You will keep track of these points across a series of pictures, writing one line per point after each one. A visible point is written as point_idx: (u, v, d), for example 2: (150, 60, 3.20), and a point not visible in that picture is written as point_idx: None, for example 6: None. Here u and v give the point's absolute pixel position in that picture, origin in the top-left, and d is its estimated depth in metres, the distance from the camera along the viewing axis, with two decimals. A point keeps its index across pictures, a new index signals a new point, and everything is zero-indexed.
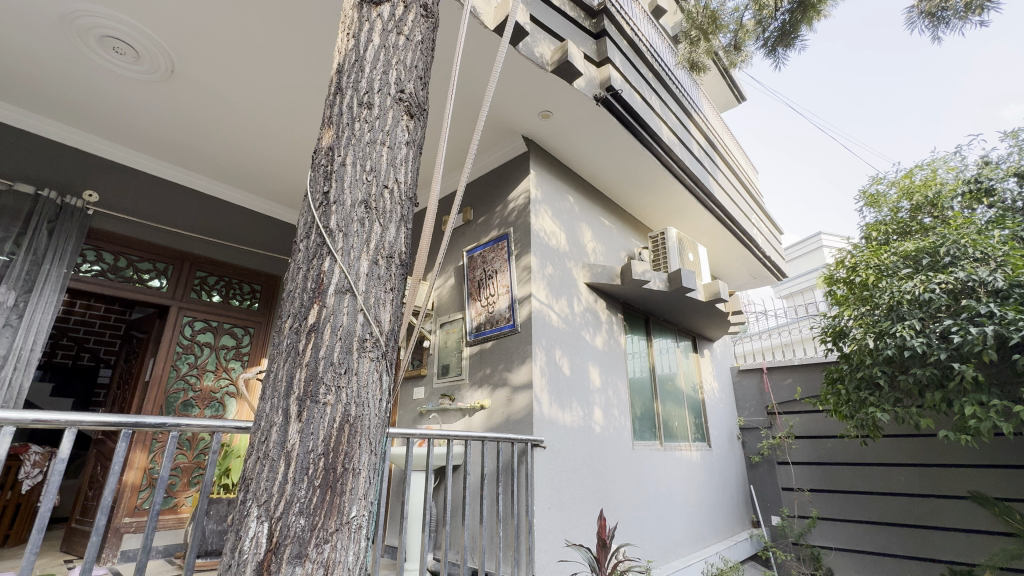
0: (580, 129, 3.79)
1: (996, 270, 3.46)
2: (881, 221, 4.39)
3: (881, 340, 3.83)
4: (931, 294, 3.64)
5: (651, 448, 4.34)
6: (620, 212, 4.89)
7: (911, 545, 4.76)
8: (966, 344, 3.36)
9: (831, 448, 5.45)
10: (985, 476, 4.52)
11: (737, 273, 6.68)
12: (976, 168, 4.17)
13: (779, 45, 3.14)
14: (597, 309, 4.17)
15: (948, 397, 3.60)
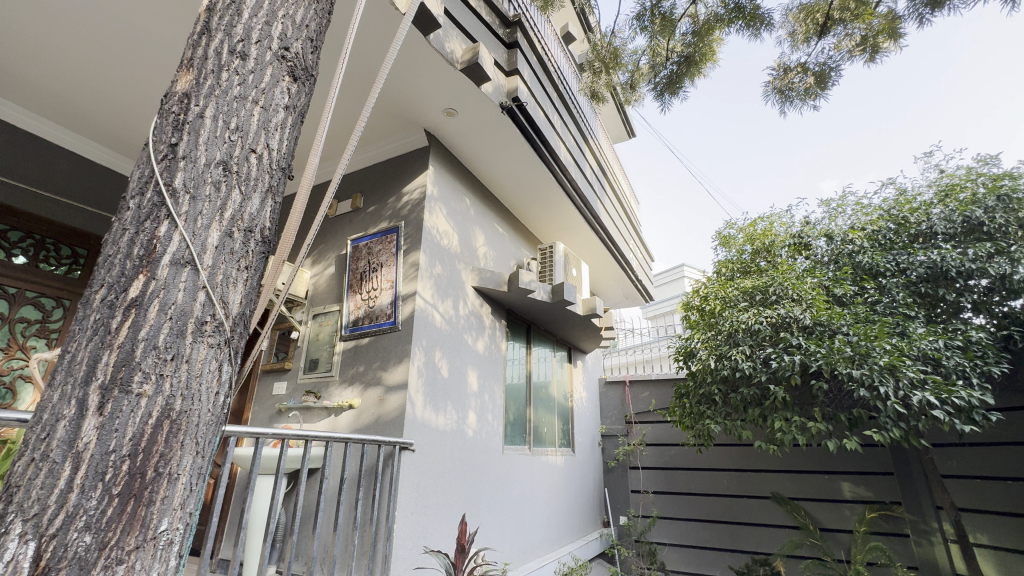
0: (482, 133, 3.80)
1: (806, 309, 4.19)
2: (729, 260, 5.13)
3: (720, 361, 4.45)
4: (759, 325, 4.30)
5: (520, 452, 4.47)
6: (514, 221, 5.01)
7: (726, 539, 5.55)
8: (781, 368, 4.03)
9: (674, 455, 6.14)
10: (784, 479, 5.47)
11: (613, 292, 7.24)
12: (800, 226, 5.03)
13: (667, 91, 3.47)
14: (482, 313, 4.20)
15: (764, 414, 4.27)
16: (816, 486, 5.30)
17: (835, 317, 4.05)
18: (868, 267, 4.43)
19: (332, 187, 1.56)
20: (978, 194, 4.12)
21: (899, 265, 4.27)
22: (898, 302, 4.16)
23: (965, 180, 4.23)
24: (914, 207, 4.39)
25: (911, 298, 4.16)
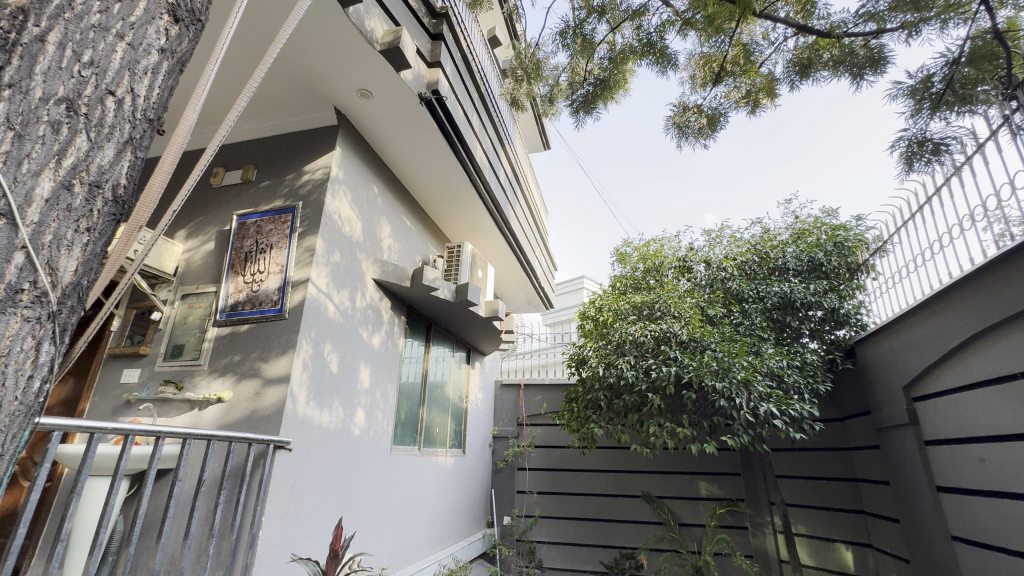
0: (398, 122, 3.66)
1: (683, 325, 4.64)
2: (623, 275, 5.58)
3: (607, 369, 4.75)
4: (644, 337, 4.66)
5: (409, 452, 4.34)
6: (422, 216, 4.89)
7: (599, 536, 5.94)
8: (659, 378, 4.41)
9: (559, 457, 6.43)
10: (653, 480, 5.98)
11: (515, 296, 7.39)
12: (685, 251, 5.58)
13: (581, 109, 3.63)
14: (381, 307, 4.02)
15: (642, 419, 4.64)
16: (678, 485, 5.88)
17: (705, 334, 4.51)
18: (736, 292, 5.05)
19: (209, 153, 1.41)
20: (821, 238, 4.80)
21: (758, 293, 4.91)
22: (755, 326, 4.79)
23: (815, 227, 4.90)
24: (774, 244, 5.06)
25: (766, 322, 4.81)
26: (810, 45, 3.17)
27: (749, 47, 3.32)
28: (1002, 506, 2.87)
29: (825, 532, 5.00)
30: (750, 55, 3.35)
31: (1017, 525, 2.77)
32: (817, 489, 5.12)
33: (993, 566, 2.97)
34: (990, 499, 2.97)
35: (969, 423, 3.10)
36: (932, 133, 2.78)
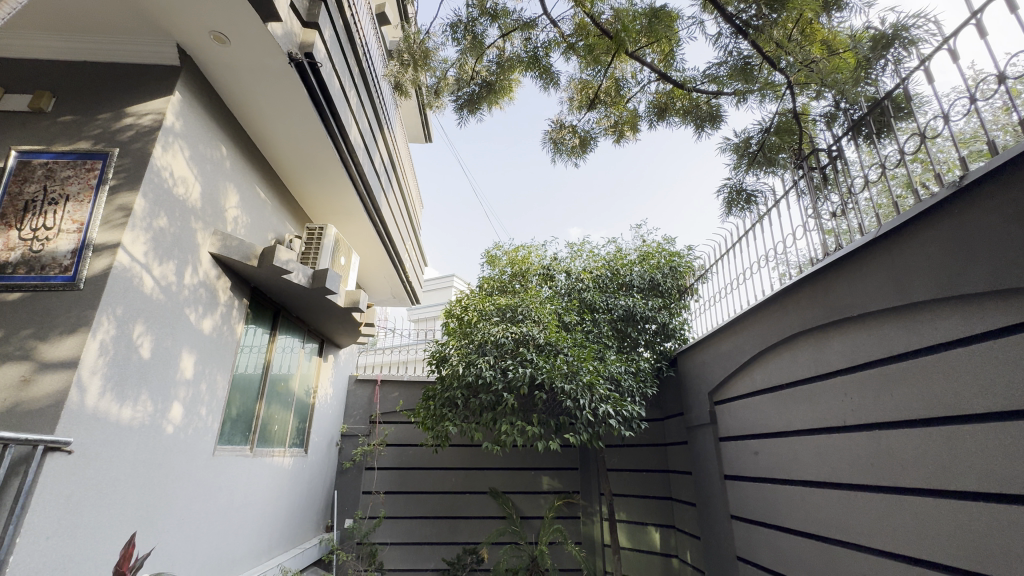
0: (260, 78, 3.21)
1: (540, 329, 4.91)
2: (492, 277, 5.75)
3: (468, 367, 4.82)
4: (504, 339, 4.82)
5: (237, 453, 3.83)
6: (281, 189, 4.39)
7: (444, 533, 5.98)
8: (514, 379, 4.60)
9: (411, 455, 6.30)
10: (500, 476, 6.21)
11: (380, 288, 7.06)
12: (550, 259, 5.94)
13: (466, 107, 3.64)
14: (217, 287, 3.49)
15: (496, 418, 4.80)
16: (523, 481, 6.20)
17: (560, 339, 4.81)
18: (589, 302, 5.50)
19: None
20: (661, 262, 5.52)
21: (608, 304, 5.42)
22: (603, 334, 5.28)
23: (657, 251, 5.60)
24: (624, 262, 5.67)
25: (611, 331, 5.34)
26: (667, 91, 3.58)
27: (621, 82, 3.66)
28: (766, 489, 3.60)
29: (641, 517, 5.73)
30: (621, 89, 3.70)
31: (774, 504, 3.50)
32: (637, 479, 5.84)
33: (757, 537, 3.71)
34: (760, 484, 3.70)
35: (750, 423, 3.84)
36: (746, 185, 3.41)
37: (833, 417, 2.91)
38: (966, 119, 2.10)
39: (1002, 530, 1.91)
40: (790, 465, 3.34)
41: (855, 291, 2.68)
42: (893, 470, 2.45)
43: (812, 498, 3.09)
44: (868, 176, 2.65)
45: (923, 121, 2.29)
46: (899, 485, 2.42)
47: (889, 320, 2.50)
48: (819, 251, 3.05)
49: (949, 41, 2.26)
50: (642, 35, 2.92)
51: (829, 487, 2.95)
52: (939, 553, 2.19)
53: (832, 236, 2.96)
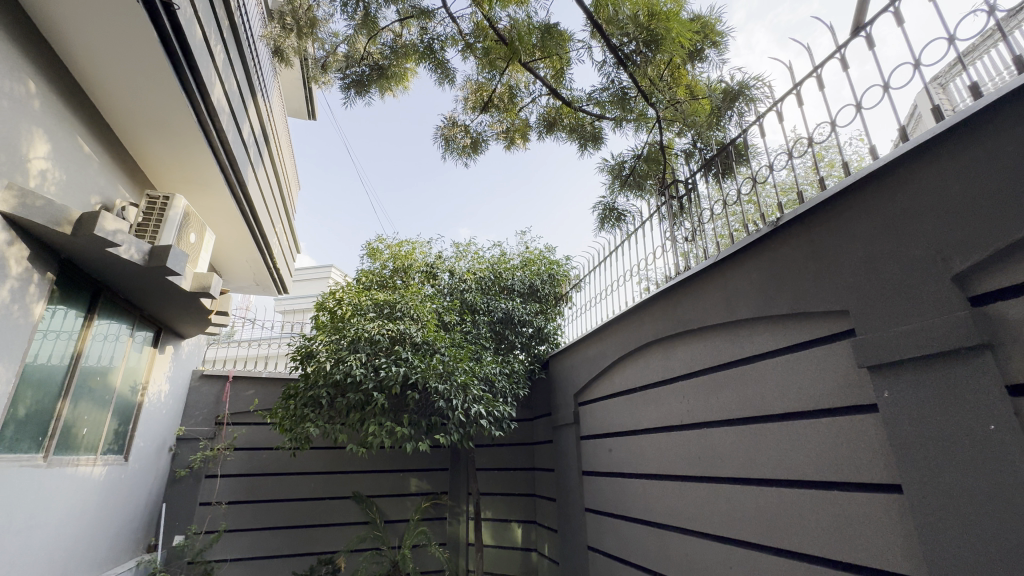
0: (91, 7, 2.63)
1: (418, 328, 4.77)
2: (371, 271, 5.47)
3: (336, 365, 4.51)
4: (379, 336, 4.60)
5: (23, 464, 3.08)
6: (112, 145, 3.66)
7: (297, 544, 5.51)
8: (387, 378, 4.41)
9: (264, 460, 5.69)
10: (366, 480, 5.92)
11: (241, 275, 6.29)
12: (434, 257, 5.83)
13: (353, 88, 3.42)
14: (7, 255, 2.76)
15: (363, 418, 4.57)
16: (389, 483, 5.98)
17: (438, 339, 4.74)
18: (470, 303, 5.51)
19: None
20: (541, 269, 5.79)
21: (488, 306, 5.50)
22: (481, 335, 5.34)
23: (538, 258, 5.85)
24: (508, 266, 5.80)
25: (489, 333, 5.43)
26: (556, 107, 3.74)
27: (515, 91, 3.76)
28: (616, 482, 3.96)
29: (505, 514, 5.90)
30: (514, 97, 3.80)
31: (622, 495, 3.86)
32: (504, 477, 6.00)
33: (605, 526, 4.06)
34: (611, 478, 4.05)
35: (607, 422, 4.19)
36: (619, 205, 3.73)
37: (673, 417, 3.29)
38: (786, 170, 2.53)
39: (789, 509, 2.32)
40: (636, 460, 3.71)
41: (697, 307, 3.07)
42: (715, 463, 2.85)
43: (652, 489, 3.47)
44: (714, 210, 3.08)
45: (757, 168, 2.72)
46: (719, 475, 2.82)
47: (720, 333, 2.91)
48: (673, 270, 3.45)
49: (777, 105, 2.73)
50: (535, 48, 3.02)
51: (665, 479, 3.33)
52: (744, 532, 2.59)
53: (683, 257, 3.37)
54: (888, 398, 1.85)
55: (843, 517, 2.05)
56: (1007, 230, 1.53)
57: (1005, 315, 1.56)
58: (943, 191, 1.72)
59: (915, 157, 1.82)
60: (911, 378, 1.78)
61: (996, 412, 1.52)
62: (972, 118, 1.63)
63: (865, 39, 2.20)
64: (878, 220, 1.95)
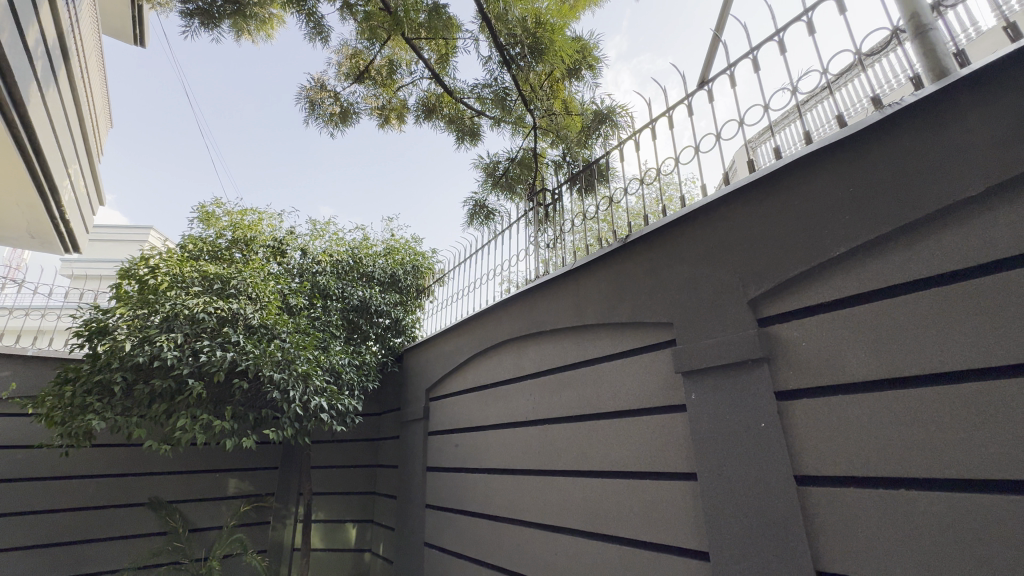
0: None
1: (257, 310, 4.18)
2: (201, 238, 4.66)
3: (140, 345, 3.72)
4: (205, 315, 3.92)
5: None
6: None
7: (59, 565, 4.39)
8: (208, 363, 3.78)
9: (16, 462, 4.42)
10: (167, 483, 5.01)
11: (6, 222, 4.82)
12: (285, 232, 5.20)
13: (198, 16, 2.86)
14: None
15: (171, 410, 3.86)
16: (200, 485, 5.16)
17: (279, 323, 4.22)
18: (322, 287, 5.04)
19: None
20: (405, 258, 5.59)
21: (343, 292, 5.11)
22: (331, 322, 4.93)
23: (403, 248, 5.64)
24: (369, 252, 5.46)
25: (341, 321, 5.04)
26: (437, 94, 3.63)
27: (395, 66, 3.55)
28: (458, 477, 3.99)
29: (340, 514, 5.53)
30: (394, 73, 3.59)
31: (463, 490, 3.90)
32: (342, 475, 5.63)
33: (444, 521, 4.06)
34: (454, 474, 4.07)
35: (456, 418, 4.20)
36: (489, 203, 3.77)
37: (518, 413, 3.43)
38: (637, 196, 2.83)
39: (608, 498, 2.58)
40: (480, 455, 3.77)
41: (551, 310, 3.24)
42: (551, 457, 3.04)
43: (492, 483, 3.57)
44: (574, 221, 3.29)
45: (614, 189, 2.98)
46: (554, 469, 3.01)
47: (568, 337, 3.11)
48: (532, 273, 3.60)
49: (635, 135, 3.05)
50: (422, 27, 2.90)
51: (505, 473, 3.45)
52: (570, 521, 2.81)
53: (543, 263, 3.54)
54: (693, 400, 2.17)
55: (650, 503, 2.35)
56: (788, 268, 1.91)
57: (780, 335, 1.94)
58: (750, 230, 2.08)
59: (733, 199, 2.17)
60: (711, 383, 2.11)
61: (767, 412, 1.89)
62: (772, 174, 2.01)
63: (708, 93, 2.57)
64: (701, 248, 2.28)
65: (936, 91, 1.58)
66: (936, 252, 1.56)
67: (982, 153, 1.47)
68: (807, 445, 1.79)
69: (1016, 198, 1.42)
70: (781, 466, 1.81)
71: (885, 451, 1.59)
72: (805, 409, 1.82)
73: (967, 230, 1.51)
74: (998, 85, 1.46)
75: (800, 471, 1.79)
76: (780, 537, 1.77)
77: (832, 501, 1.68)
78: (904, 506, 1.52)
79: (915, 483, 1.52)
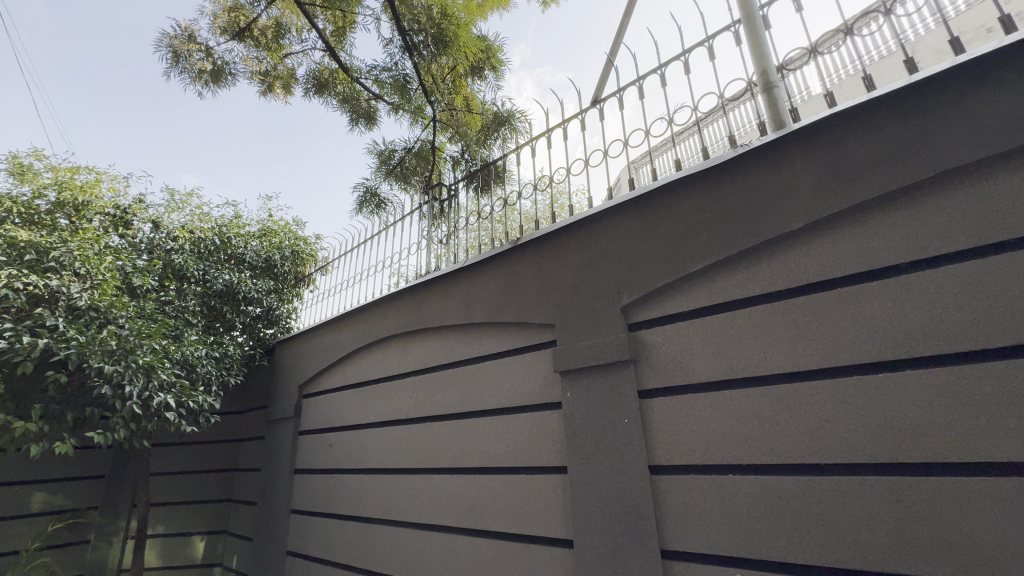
0: None
1: (86, 289, 3.48)
2: (11, 196, 3.76)
3: None
4: (8, 292, 3.16)
5: None
6: None
7: None
8: (9, 352, 3.05)
9: None
10: None
11: None
12: (131, 200, 4.41)
13: None
14: None
15: None
16: None
17: (116, 305, 3.57)
18: (177, 267, 4.36)
19: None
20: (283, 243, 5.12)
21: (204, 275, 4.48)
22: (186, 307, 4.30)
23: (281, 231, 5.15)
24: (239, 232, 4.87)
25: (200, 307, 4.42)
26: (331, 69, 3.38)
27: (283, 31, 3.24)
28: (330, 479, 3.75)
29: (184, 526, 4.84)
30: (281, 38, 3.27)
31: (334, 492, 3.68)
32: (190, 481, 4.95)
33: (311, 527, 3.79)
34: (326, 475, 3.82)
35: (331, 416, 3.95)
36: (381, 192, 3.62)
37: (399, 411, 3.33)
38: (530, 201, 2.93)
39: (484, 493, 2.62)
40: (355, 454, 3.59)
41: (440, 306, 3.20)
42: (431, 455, 3.01)
43: (367, 483, 3.41)
44: (469, 219, 3.29)
45: (509, 191, 3.03)
46: (432, 466, 2.98)
47: (454, 334, 3.11)
48: (423, 268, 3.54)
49: (532, 142, 3.15)
50: None
51: (382, 472, 3.33)
52: (446, 518, 2.80)
53: (435, 259, 3.48)
54: (569, 397, 2.30)
55: (523, 496, 2.43)
56: (655, 279, 2.12)
57: (645, 340, 2.15)
58: (627, 242, 2.27)
59: (614, 213, 2.35)
60: (585, 383, 2.26)
61: (630, 409, 2.08)
62: (648, 193, 2.21)
63: (599, 111, 2.75)
64: (584, 255, 2.43)
65: (775, 138, 1.87)
66: (767, 274, 1.86)
67: (804, 195, 1.78)
68: (661, 439, 2.00)
69: (824, 234, 1.75)
70: (639, 457, 2.00)
71: (720, 442, 1.85)
72: (661, 406, 2.03)
73: (790, 257, 1.82)
74: (818, 141, 1.78)
75: (654, 462, 2.00)
76: (635, 521, 1.95)
77: (678, 487, 1.90)
78: (733, 490, 1.77)
79: (741, 469, 1.79)
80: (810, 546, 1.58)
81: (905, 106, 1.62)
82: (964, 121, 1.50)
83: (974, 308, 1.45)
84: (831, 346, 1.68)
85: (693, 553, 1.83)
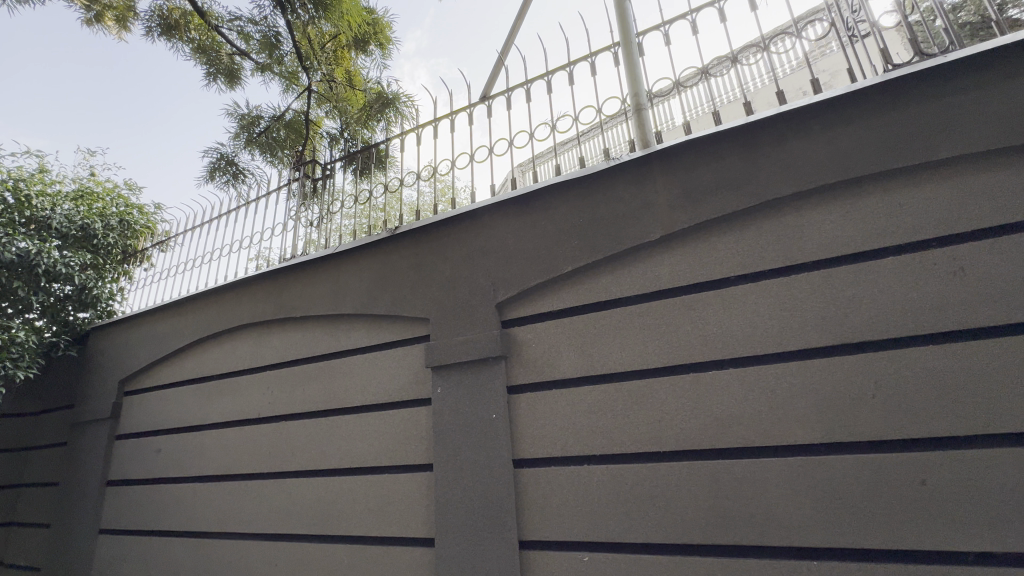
0: None
1: None
2: None
3: None
4: None
5: None
6: None
7: None
8: None
9: None
10: None
11: None
12: None
13: None
14: None
15: None
16: None
17: None
18: None
19: None
20: (108, 209, 4.23)
21: None
22: None
23: (106, 195, 4.26)
24: (43, 190, 3.91)
25: None
26: (184, 10, 2.89)
27: None
28: (155, 489, 3.20)
29: None
30: None
31: (159, 505, 3.14)
32: None
33: (126, 548, 3.19)
34: (150, 485, 3.25)
35: (161, 416, 3.38)
36: (240, 161, 3.18)
37: (249, 409, 2.97)
38: (414, 190, 2.79)
39: (343, 496, 2.45)
40: (190, 459, 3.12)
41: (305, 294, 2.92)
42: (284, 457, 2.73)
43: (203, 492, 2.97)
44: (345, 202, 3.03)
45: (392, 177, 2.86)
46: (285, 470, 2.70)
47: (320, 325, 2.86)
48: (288, 251, 3.19)
49: (418, 129, 3.02)
50: None
51: (223, 479, 2.93)
52: (298, 525, 2.55)
53: (303, 242, 3.17)
54: (439, 393, 2.25)
55: (386, 497, 2.33)
56: (530, 278, 2.17)
57: (517, 337, 2.19)
58: (505, 240, 2.29)
59: (495, 210, 2.36)
60: (456, 379, 2.23)
61: (498, 404, 2.10)
62: (528, 195, 2.27)
63: (488, 108, 2.75)
64: (463, 250, 2.40)
65: (641, 156, 2.04)
66: (628, 279, 2.02)
67: (661, 210, 1.97)
68: (526, 432, 2.06)
69: (675, 247, 1.96)
70: (505, 451, 2.03)
71: (579, 434, 1.96)
72: (528, 401, 2.09)
73: (648, 265, 2.00)
74: (676, 162, 1.98)
75: (518, 455, 2.05)
76: (497, 514, 1.98)
77: (539, 479, 1.97)
78: (587, 479, 1.89)
79: (595, 459, 1.91)
80: (647, 526, 1.75)
81: (745, 141, 1.87)
82: (783, 160, 1.79)
83: (782, 317, 1.74)
84: (675, 347, 1.88)
85: (548, 541, 1.91)
